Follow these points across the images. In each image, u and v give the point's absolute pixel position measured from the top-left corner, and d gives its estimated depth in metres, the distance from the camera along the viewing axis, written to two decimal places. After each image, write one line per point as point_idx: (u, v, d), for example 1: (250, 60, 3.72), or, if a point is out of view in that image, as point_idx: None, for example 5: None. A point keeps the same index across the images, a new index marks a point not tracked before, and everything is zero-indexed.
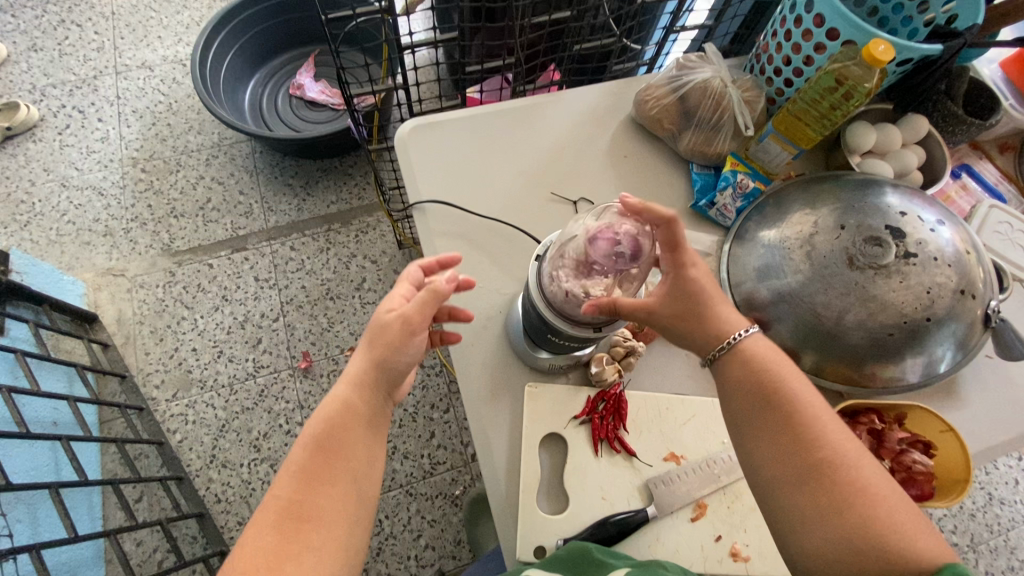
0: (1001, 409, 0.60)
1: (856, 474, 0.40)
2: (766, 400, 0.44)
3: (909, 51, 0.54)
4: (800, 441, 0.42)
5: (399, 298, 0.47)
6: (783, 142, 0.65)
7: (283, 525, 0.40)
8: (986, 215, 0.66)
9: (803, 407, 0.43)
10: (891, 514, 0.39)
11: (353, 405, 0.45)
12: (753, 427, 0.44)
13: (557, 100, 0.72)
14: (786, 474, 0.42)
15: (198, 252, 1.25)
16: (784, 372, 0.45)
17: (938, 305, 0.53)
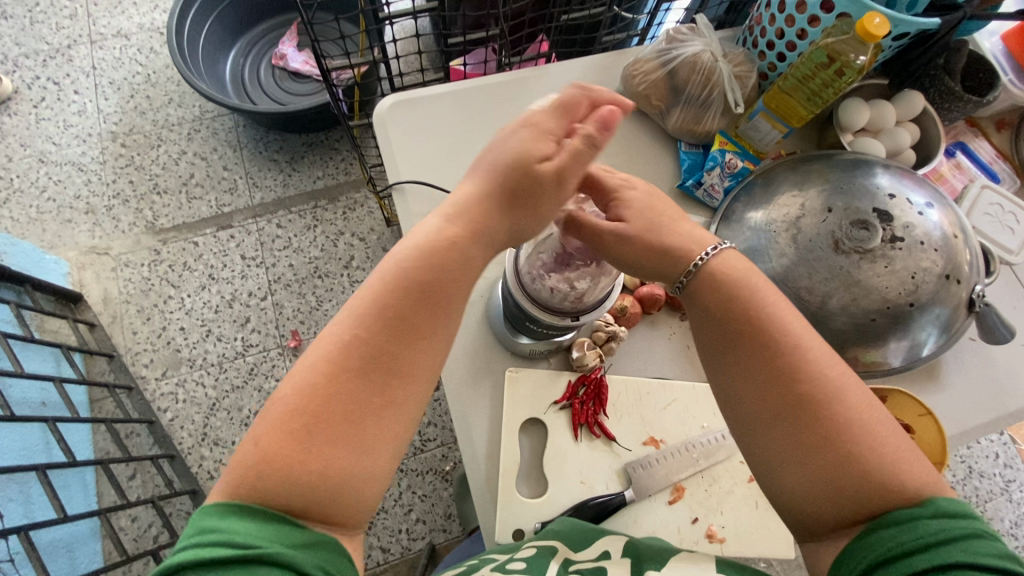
0: (982, 392, 0.60)
1: (844, 404, 0.41)
2: (750, 334, 0.44)
3: (906, 26, 0.52)
4: (777, 368, 0.42)
5: (546, 139, 0.44)
6: (773, 120, 0.63)
7: (370, 376, 0.39)
8: (978, 196, 0.65)
9: (789, 341, 0.43)
10: (865, 431, 0.40)
11: (461, 242, 0.43)
12: (734, 364, 0.44)
13: (541, 74, 0.68)
14: (769, 408, 0.42)
15: (183, 230, 1.23)
16: (760, 296, 0.45)
17: (922, 291, 0.53)
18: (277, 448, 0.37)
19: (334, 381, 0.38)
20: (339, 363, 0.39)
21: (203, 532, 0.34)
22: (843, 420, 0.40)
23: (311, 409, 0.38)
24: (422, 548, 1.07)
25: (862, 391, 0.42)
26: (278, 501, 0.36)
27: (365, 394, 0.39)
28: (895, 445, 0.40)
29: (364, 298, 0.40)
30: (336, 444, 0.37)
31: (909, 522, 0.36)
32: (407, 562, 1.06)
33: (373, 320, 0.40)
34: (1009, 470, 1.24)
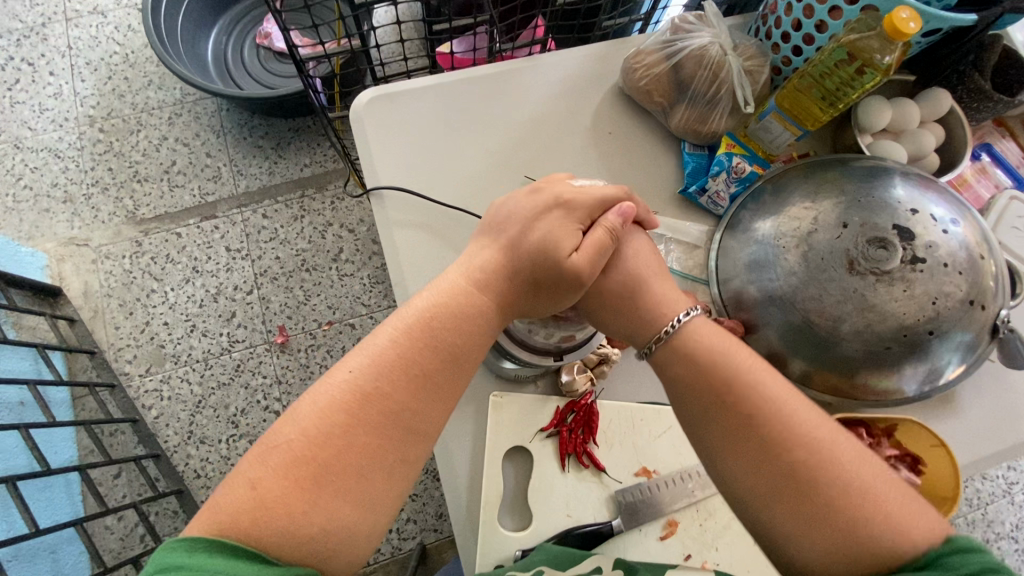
0: (999, 418, 0.56)
1: (838, 464, 0.37)
2: (725, 401, 0.41)
3: (938, 21, 0.47)
4: (762, 444, 0.39)
5: (564, 229, 0.45)
6: (786, 121, 0.57)
7: (387, 426, 0.39)
8: (1005, 208, 0.60)
9: (769, 402, 0.40)
10: (869, 494, 0.36)
11: (484, 299, 0.44)
12: (717, 435, 0.41)
13: (534, 65, 0.62)
14: (762, 483, 0.39)
15: (166, 220, 1.18)
16: (731, 360, 0.42)
17: (943, 316, 0.48)
18: (272, 494, 0.35)
19: (342, 431, 0.37)
20: (350, 411, 0.38)
21: (167, 569, 0.32)
22: (841, 485, 0.37)
23: (313, 457, 0.36)
24: (413, 548, 1.05)
25: (857, 446, 0.38)
26: (268, 550, 0.34)
27: (372, 451, 0.38)
28: (903, 498, 0.36)
29: (384, 350, 0.40)
30: (336, 496, 0.36)
31: (928, 559, 0.33)
32: (397, 562, 1.05)
33: (393, 373, 0.40)
34: (1012, 472, 1.21)
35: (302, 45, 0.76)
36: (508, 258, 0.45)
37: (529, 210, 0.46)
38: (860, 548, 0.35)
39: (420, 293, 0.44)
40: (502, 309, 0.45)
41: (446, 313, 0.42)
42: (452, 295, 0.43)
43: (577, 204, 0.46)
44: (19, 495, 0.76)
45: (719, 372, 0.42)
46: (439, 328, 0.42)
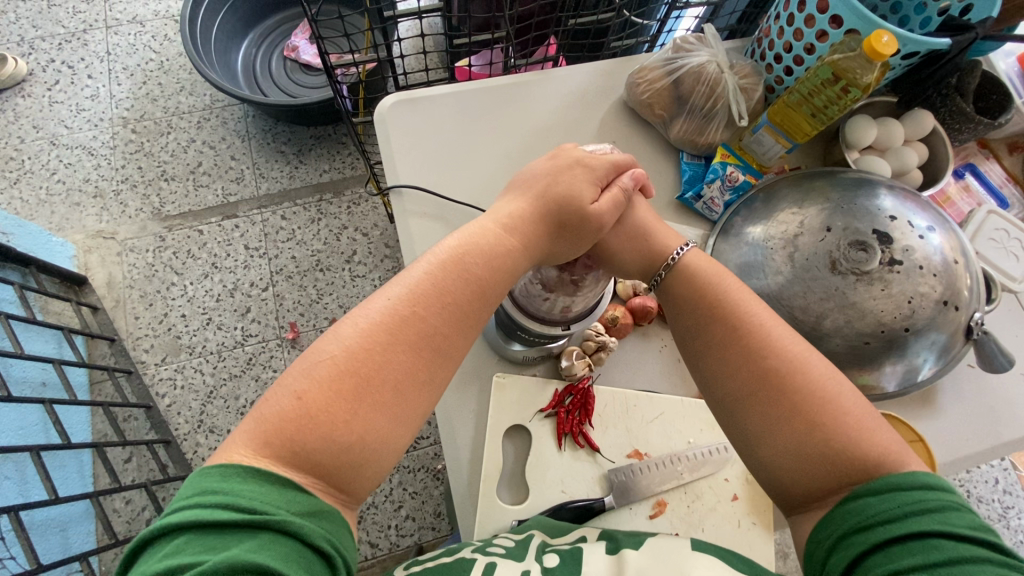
0: (977, 420, 0.59)
1: (811, 381, 0.43)
2: (718, 317, 0.47)
3: (915, 43, 0.51)
4: (750, 351, 0.45)
5: (588, 187, 0.51)
6: (777, 134, 0.62)
7: (421, 347, 0.43)
8: (983, 221, 0.63)
9: (756, 322, 0.46)
10: (838, 409, 0.42)
11: (504, 242, 0.49)
12: (711, 348, 0.47)
13: (546, 79, 0.68)
14: (743, 388, 0.45)
15: (188, 218, 1.24)
16: (727, 286, 0.49)
17: (918, 315, 0.52)
18: (318, 399, 0.39)
19: (379, 346, 0.42)
20: (388, 328, 0.43)
21: (203, 494, 0.34)
22: (809, 396, 0.42)
23: (353, 369, 0.41)
24: (410, 545, 1.07)
25: (832, 370, 0.44)
26: (317, 448, 0.38)
27: (410, 365, 0.42)
28: (862, 416, 0.42)
29: (416, 276, 0.45)
30: (375, 405, 0.40)
31: (888, 493, 0.37)
32: (395, 558, 1.06)
33: (420, 300, 0.44)
34: (1008, 496, 1.22)
35: (332, 54, 0.83)
36: (528, 208, 0.51)
37: (553, 169, 0.52)
38: (819, 445, 0.41)
39: (449, 237, 0.49)
40: (528, 253, 0.50)
41: (472, 246, 0.47)
42: (478, 236, 0.48)
43: (587, 176, 0.52)
44: (39, 467, 0.80)
45: (717, 298, 0.48)
46: (468, 263, 0.47)
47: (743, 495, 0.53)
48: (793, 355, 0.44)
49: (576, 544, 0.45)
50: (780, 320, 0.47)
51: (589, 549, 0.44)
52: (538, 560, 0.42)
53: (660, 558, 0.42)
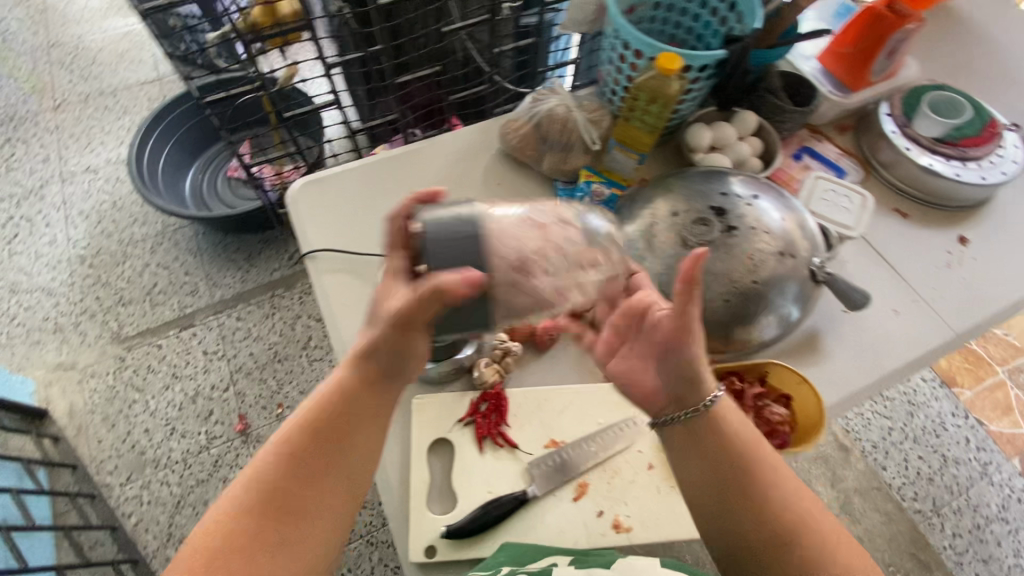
0: (859, 357, 0.65)
1: (815, 528, 0.45)
2: (739, 472, 0.48)
3: (694, 59, 0.62)
4: (764, 503, 0.47)
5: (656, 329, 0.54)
6: (626, 151, 0.72)
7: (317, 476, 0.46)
8: (813, 186, 0.69)
9: (771, 475, 0.48)
10: (840, 552, 0.44)
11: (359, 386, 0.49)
12: (732, 504, 0.48)
13: (431, 144, 0.78)
14: (759, 537, 0.46)
15: (147, 336, 1.29)
16: (749, 437, 0.49)
17: (763, 269, 0.59)
18: (236, 518, 0.43)
19: (296, 466, 0.46)
20: (295, 452, 0.46)
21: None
22: (816, 542, 0.45)
23: (268, 491, 0.44)
24: None
25: (830, 517, 0.47)
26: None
27: (312, 483, 0.46)
28: (858, 557, 0.45)
29: (336, 384, 0.49)
30: (283, 524, 0.44)
31: None
32: None
33: (320, 428, 0.47)
34: (983, 452, 1.25)
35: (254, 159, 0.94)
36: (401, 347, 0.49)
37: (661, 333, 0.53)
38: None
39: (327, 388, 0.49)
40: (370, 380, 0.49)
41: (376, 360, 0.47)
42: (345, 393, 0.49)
43: None
44: None
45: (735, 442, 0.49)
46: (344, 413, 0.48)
47: (658, 464, 0.57)
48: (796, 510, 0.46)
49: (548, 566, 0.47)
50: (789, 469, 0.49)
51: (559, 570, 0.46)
52: None
53: None
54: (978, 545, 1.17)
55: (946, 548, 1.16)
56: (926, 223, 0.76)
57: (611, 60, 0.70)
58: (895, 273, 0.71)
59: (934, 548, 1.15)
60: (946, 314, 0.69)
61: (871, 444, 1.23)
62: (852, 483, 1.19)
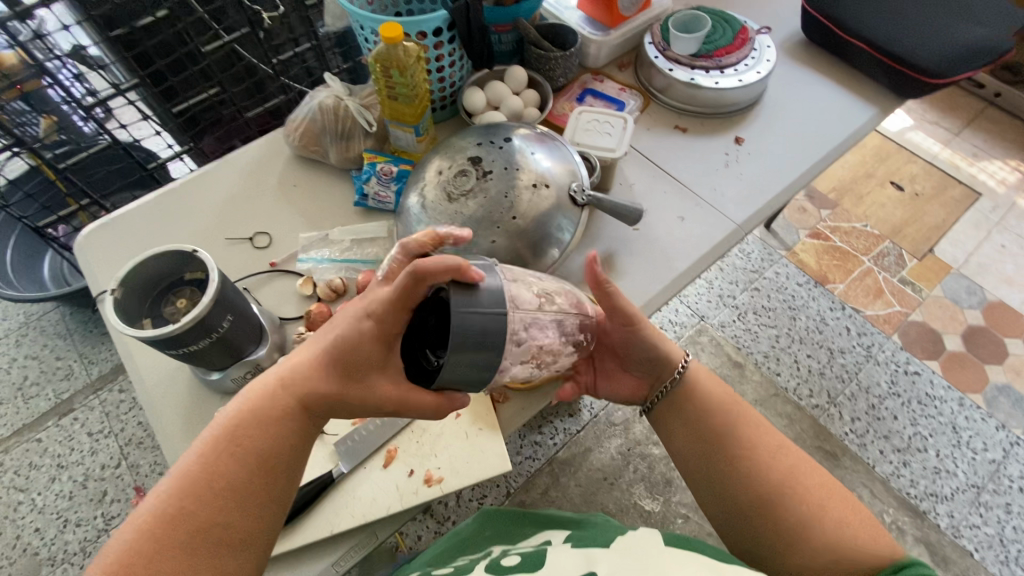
0: (652, 266, 0.68)
1: (800, 486, 0.48)
2: (724, 436, 0.52)
3: (415, 25, 0.66)
4: (744, 464, 0.50)
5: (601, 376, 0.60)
6: (399, 127, 0.73)
7: (239, 456, 0.44)
8: (577, 120, 0.72)
9: (750, 438, 0.51)
10: (825, 509, 0.47)
11: (284, 391, 0.46)
12: (716, 463, 0.51)
13: (221, 164, 0.77)
14: (746, 497, 0.49)
15: (24, 432, 1.22)
16: (727, 409, 0.54)
17: (521, 203, 0.61)
18: (161, 525, 0.41)
19: (218, 458, 0.44)
20: (205, 472, 0.43)
21: None
22: (799, 498, 0.47)
23: (175, 513, 0.42)
24: None
25: (815, 478, 0.49)
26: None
27: (252, 477, 0.44)
28: (849, 516, 0.47)
29: (258, 390, 0.47)
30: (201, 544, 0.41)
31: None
32: None
33: (227, 442, 0.44)
34: (865, 337, 1.31)
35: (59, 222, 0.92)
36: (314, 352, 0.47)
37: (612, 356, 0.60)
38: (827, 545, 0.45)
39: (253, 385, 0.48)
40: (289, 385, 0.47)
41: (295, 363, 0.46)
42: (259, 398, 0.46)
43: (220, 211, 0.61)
44: None
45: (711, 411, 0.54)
46: (256, 411, 0.46)
47: (465, 411, 0.58)
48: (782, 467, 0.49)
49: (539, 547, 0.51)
50: (772, 437, 0.52)
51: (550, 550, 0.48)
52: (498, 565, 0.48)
53: (619, 546, 0.44)
54: (875, 423, 1.21)
55: (848, 434, 1.20)
56: (703, 133, 0.80)
57: (365, 45, 0.73)
58: (678, 184, 0.75)
59: (837, 437, 1.20)
60: (726, 209, 0.73)
61: (761, 355, 1.29)
62: (751, 396, 1.24)
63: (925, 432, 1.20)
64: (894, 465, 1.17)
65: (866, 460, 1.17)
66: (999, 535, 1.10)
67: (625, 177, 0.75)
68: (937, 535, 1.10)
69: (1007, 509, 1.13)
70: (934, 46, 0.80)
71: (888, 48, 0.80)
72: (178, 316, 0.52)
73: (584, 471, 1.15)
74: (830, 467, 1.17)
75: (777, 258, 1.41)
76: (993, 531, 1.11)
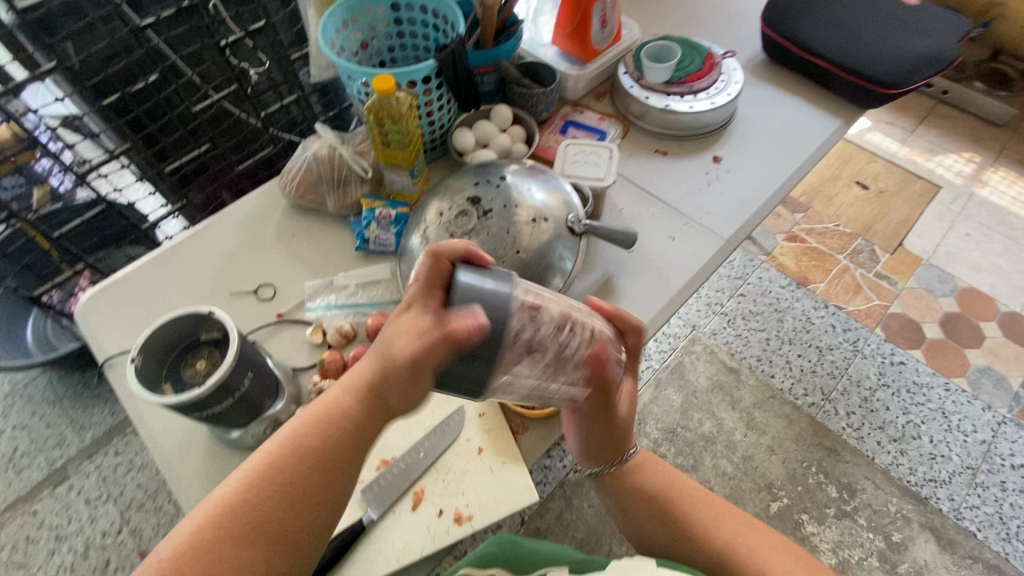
0: (650, 287, 0.71)
1: (744, 552, 0.53)
2: (669, 519, 0.57)
3: (405, 74, 0.69)
4: (693, 541, 0.55)
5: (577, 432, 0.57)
6: (394, 171, 0.75)
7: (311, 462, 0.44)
8: (565, 152, 0.75)
9: (692, 516, 0.56)
10: (769, 567, 0.52)
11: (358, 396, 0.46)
12: (671, 544, 0.56)
13: (218, 219, 0.78)
14: (703, 570, 0.54)
15: (17, 507, 1.17)
16: (669, 489, 0.58)
17: (522, 238, 0.63)
18: (222, 520, 0.41)
19: (288, 460, 0.44)
20: (260, 482, 0.42)
21: None
22: (747, 561, 0.52)
23: (234, 512, 0.41)
24: None
25: (757, 536, 0.54)
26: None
27: (313, 480, 0.43)
28: (791, 566, 0.52)
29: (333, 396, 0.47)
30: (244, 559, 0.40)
31: None
32: None
33: (293, 443, 0.44)
34: (850, 333, 1.36)
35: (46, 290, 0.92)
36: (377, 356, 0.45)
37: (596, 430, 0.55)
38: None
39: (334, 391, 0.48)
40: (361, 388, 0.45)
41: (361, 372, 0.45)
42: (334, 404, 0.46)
43: None
44: None
45: (645, 489, 0.58)
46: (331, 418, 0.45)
47: (487, 445, 0.59)
48: (724, 533, 0.54)
49: None
50: (712, 506, 0.57)
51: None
52: None
53: None
54: (869, 415, 1.25)
55: (845, 428, 1.24)
56: (683, 154, 0.85)
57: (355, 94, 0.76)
58: (665, 206, 0.78)
59: (835, 432, 1.23)
60: (714, 226, 0.77)
61: (754, 359, 1.33)
62: (749, 400, 1.27)
63: (917, 420, 1.24)
64: (892, 455, 1.20)
65: (865, 452, 1.21)
66: (999, 513, 1.14)
67: (615, 203, 0.78)
68: (941, 519, 1.14)
69: (1002, 487, 1.17)
70: (887, 60, 0.85)
71: (845, 64, 0.86)
72: (198, 378, 0.52)
73: (596, 491, 1.16)
74: (833, 463, 1.20)
75: (758, 263, 1.46)
76: (993, 510, 1.15)
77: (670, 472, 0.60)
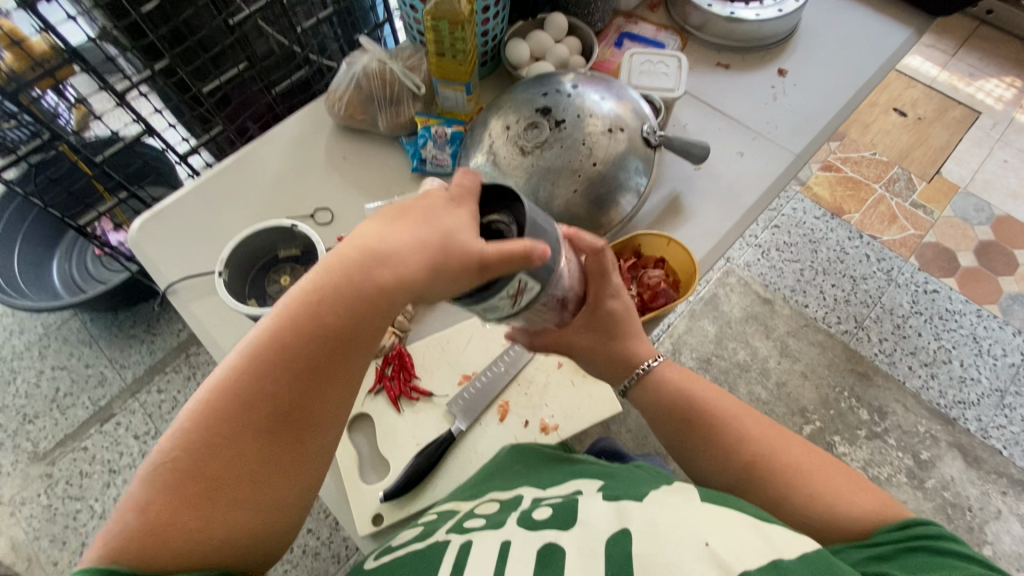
0: (720, 202, 0.69)
1: (780, 459, 0.50)
2: (699, 421, 0.54)
3: None
4: (727, 446, 0.52)
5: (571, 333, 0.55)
6: (451, 87, 0.71)
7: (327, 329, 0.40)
8: (630, 63, 0.71)
9: (726, 420, 0.53)
10: (816, 478, 0.48)
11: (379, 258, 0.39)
12: (701, 447, 0.54)
13: (264, 141, 0.74)
14: (736, 475, 0.51)
15: (68, 442, 1.20)
16: (699, 393, 0.55)
17: (597, 148, 0.61)
18: (248, 382, 0.39)
19: (311, 320, 0.40)
20: (281, 349, 0.39)
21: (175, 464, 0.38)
22: (785, 468, 0.49)
23: (257, 377, 0.39)
24: None
25: (795, 447, 0.51)
26: (194, 512, 0.37)
27: (337, 345, 0.41)
28: (836, 478, 0.49)
29: (350, 253, 0.40)
30: (263, 436, 0.39)
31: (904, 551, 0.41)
32: None
33: (311, 303, 0.40)
34: (885, 262, 1.35)
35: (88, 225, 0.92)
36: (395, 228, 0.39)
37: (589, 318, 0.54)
38: (835, 514, 0.46)
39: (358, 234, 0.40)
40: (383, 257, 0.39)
41: (368, 246, 0.39)
42: (359, 259, 0.40)
43: None
44: None
45: (689, 400, 0.55)
46: (352, 275, 0.39)
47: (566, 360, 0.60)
48: (760, 440, 0.51)
49: (571, 494, 0.46)
50: (748, 414, 0.54)
51: (582, 500, 0.45)
52: (529, 517, 0.44)
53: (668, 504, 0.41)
54: (901, 341, 1.27)
55: (877, 354, 1.26)
56: (747, 69, 0.80)
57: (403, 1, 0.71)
58: (731, 122, 0.75)
59: (868, 358, 1.25)
60: (782, 141, 0.74)
61: (789, 289, 1.32)
62: (783, 328, 1.28)
63: (947, 345, 1.26)
64: (923, 378, 1.23)
65: (896, 377, 1.23)
66: None
67: (679, 120, 0.75)
68: (968, 438, 1.18)
69: None
70: None
71: None
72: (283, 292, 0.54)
73: (633, 417, 1.19)
74: (865, 387, 1.22)
75: (793, 194, 1.43)
76: (1018, 429, 1.19)
77: (699, 377, 0.57)
